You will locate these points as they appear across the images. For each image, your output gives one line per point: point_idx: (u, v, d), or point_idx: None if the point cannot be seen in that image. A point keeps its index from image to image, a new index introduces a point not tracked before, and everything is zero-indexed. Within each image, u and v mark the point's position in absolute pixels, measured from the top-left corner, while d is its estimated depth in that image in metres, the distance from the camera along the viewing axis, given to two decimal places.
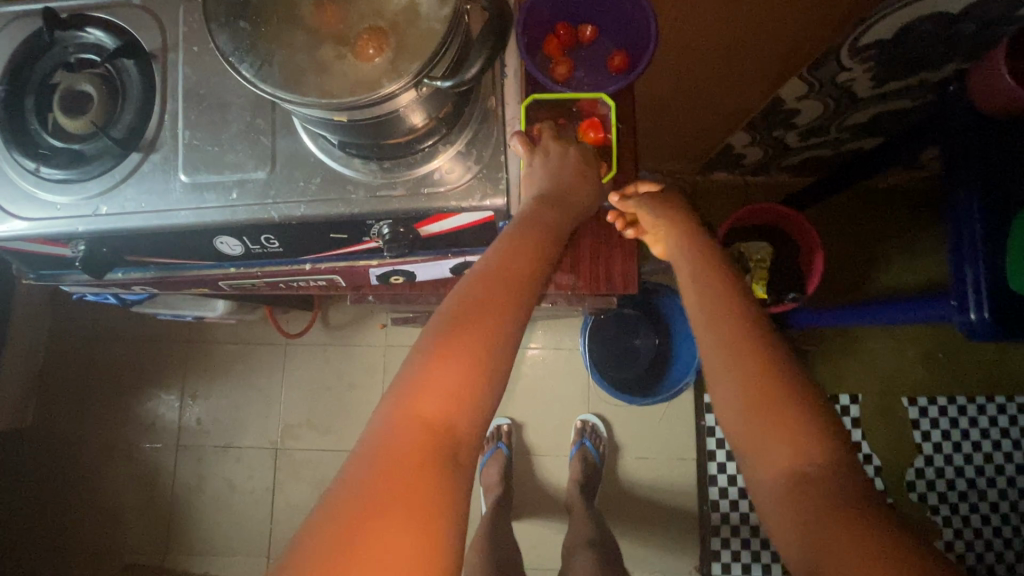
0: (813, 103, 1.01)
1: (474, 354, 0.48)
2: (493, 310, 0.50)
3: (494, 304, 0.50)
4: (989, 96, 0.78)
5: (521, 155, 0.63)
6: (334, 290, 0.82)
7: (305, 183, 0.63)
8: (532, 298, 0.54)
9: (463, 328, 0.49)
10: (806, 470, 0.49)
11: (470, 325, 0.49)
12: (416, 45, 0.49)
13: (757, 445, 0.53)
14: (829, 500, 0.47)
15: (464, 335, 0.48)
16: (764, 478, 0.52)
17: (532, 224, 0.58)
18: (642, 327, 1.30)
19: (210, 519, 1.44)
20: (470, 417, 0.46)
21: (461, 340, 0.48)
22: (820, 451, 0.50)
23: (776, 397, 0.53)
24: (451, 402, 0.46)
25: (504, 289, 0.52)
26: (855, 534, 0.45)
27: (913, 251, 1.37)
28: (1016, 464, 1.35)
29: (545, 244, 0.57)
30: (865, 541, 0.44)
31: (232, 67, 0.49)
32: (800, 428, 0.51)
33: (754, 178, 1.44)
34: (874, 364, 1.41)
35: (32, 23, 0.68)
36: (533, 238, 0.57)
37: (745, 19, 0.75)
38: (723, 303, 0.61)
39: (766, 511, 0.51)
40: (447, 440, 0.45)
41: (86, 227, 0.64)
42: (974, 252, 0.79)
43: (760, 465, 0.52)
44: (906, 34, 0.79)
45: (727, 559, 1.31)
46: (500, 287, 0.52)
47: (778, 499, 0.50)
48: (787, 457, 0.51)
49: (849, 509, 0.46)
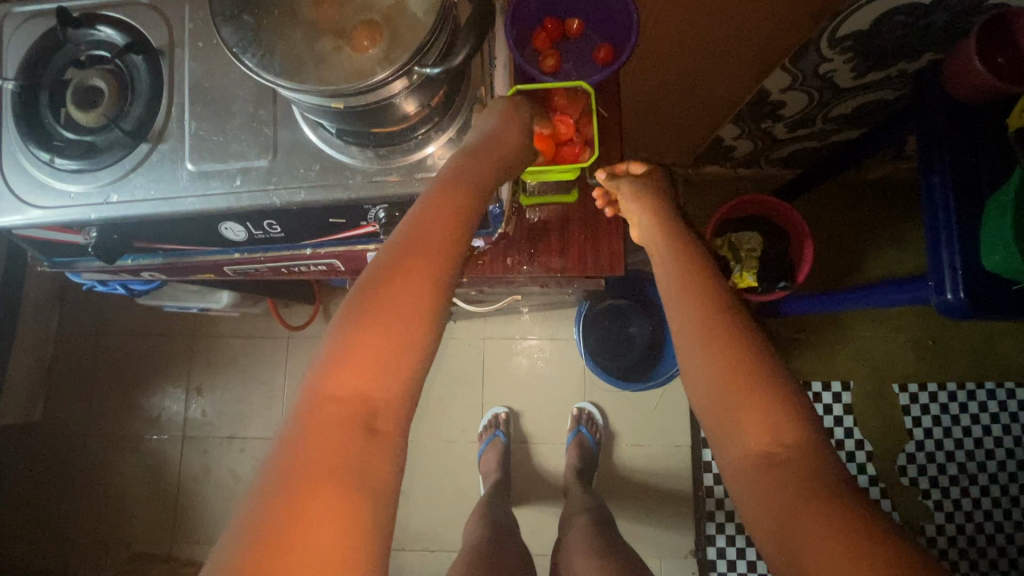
0: (797, 94, 1.04)
1: (384, 334, 0.52)
2: (415, 272, 0.54)
3: (402, 277, 0.54)
4: (961, 83, 0.81)
5: None
6: (334, 275, 0.86)
7: (305, 170, 0.66)
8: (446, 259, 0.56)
9: (392, 290, 0.53)
10: (775, 443, 0.53)
11: (373, 307, 0.53)
12: (408, 35, 0.52)
13: (728, 422, 0.56)
14: (796, 469, 0.51)
15: (398, 296, 0.53)
16: (733, 452, 0.55)
17: (452, 185, 0.59)
18: (636, 316, 1.32)
19: (215, 509, 1.47)
20: None
21: (372, 317, 0.52)
22: (786, 425, 0.53)
23: (746, 371, 0.56)
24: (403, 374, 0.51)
25: (428, 248, 0.55)
26: (817, 500, 0.48)
27: (901, 240, 1.40)
28: (1006, 448, 1.37)
29: (461, 203, 0.58)
30: (826, 506, 0.48)
31: (236, 57, 0.52)
32: (769, 402, 0.54)
33: (744, 171, 1.48)
34: (864, 351, 1.44)
35: (45, 22, 0.72)
36: (451, 198, 0.58)
37: (726, 12, 0.78)
38: (680, 284, 0.65)
39: (736, 482, 0.54)
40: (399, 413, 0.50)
41: (98, 214, 0.68)
42: (950, 235, 0.82)
43: (732, 441, 0.55)
44: (881, 25, 0.82)
45: (722, 543, 1.34)
46: (424, 246, 0.55)
47: (748, 471, 0.53)
48: (757, 430, 0.54)
49: (813, 477, 0.50)
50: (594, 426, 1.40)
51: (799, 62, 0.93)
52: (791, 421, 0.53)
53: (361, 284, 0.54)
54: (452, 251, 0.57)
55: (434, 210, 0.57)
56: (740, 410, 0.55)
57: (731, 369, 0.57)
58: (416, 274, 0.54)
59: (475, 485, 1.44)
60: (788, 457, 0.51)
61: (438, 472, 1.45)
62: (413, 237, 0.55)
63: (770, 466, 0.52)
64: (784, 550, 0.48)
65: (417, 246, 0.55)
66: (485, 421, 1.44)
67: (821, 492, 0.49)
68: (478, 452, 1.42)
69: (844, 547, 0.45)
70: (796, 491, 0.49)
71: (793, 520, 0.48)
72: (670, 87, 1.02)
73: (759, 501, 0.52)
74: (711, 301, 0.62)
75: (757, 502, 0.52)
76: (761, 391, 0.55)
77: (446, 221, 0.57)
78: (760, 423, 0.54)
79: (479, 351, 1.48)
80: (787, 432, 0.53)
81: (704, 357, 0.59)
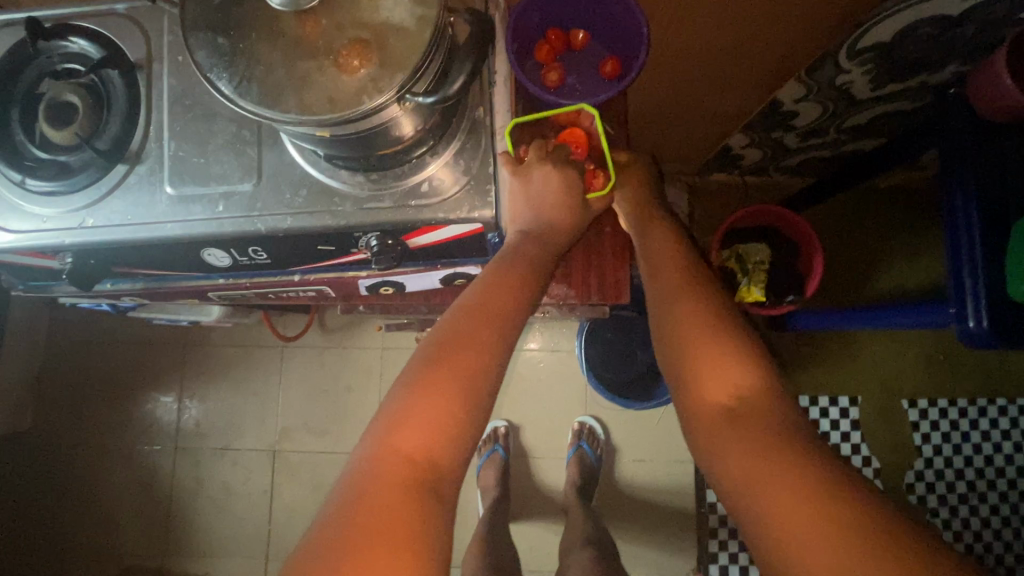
0: (812, 105, 0.99)
1: (447, 404, 0.49)
2: (477, 342, 0.52)
3: (473, 342, 0.52)
4: (989, 100, 0.77)
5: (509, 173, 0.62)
6: (325, 299, 0.82)
7: (292, 196, 0.62)
8: (510, 337, 0.54)
9: (449, 368, 0.50)
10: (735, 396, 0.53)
11: (441, 379, 0.49)
12: (400, 57, 0.48)
13: (696, 380, 0.55)
14: (760, 421, 0.50)
15: (447, 368, 0.50)
16: (699, 408, 0.54)
17: (517, 258, 0.58)
18: (639, 333, 1.26)
19: (208, 521, 1.44)
20: (450, 443, 0.49)
21: (436, 388, 0.49)
22: (749, 379, 0.53)
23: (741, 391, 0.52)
24: (426, 432, 0.48)
25: (493, 319, 0.53)
26: (779, 457, 0.47)
27: (913, 251, 1.35)
28: (1017, 466, 1.34)
29: (528, 277, 0.57)
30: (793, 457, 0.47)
31: (211, 83, 0.48)
32: (736, 359, 0.54)
33: (753, 180, 1.43)
34: (874, 365, 1.40)
35: (16, 32, 0.67)
36: (516, 271, 0.57)
37: (737, 21, 0.73)
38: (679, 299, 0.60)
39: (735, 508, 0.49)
40: (425, 468, 0.48)
41: (72, 240, 0.64)
42: (973, 260, 0.78)
43: (695, 397, 0.55)
44: (903, 37, 0.77)
45: (724, 561, 1.32)
46: (483, 323, 0.53)
47: (711, 425, 0.52)
48: (720, 384, 0.54)
49: (772, 426, 0.49)
50: (595, 441, 1.36)
51: (815, 73, 0.88)
52: (756, 380, 0.53)
53: (415, 361, 0.51)
54: (512, 334, 0.54)
55: (499, 280, 0.55)
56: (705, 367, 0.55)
57: (708, 336, 0.56)
58: (473, 347, 0.51)
59: (473, 500, 1.41)
60: (752, 409, 0.51)
61: None
62: (477, 309, 0.53)
63: (731, 416, 0.51)
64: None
65: (480, 322, 0.53)
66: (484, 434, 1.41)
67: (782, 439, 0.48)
68: (476, 466, 1.40)
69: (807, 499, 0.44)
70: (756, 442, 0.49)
71: (755, 474, 0.47)
72: (676, 97, 0.97)
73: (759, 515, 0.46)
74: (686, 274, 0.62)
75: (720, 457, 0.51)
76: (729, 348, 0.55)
77: (513, 296, 0.55)
78: (728, 376, 0.54)
79: None
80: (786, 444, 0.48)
81: (678, 321, 0.58)
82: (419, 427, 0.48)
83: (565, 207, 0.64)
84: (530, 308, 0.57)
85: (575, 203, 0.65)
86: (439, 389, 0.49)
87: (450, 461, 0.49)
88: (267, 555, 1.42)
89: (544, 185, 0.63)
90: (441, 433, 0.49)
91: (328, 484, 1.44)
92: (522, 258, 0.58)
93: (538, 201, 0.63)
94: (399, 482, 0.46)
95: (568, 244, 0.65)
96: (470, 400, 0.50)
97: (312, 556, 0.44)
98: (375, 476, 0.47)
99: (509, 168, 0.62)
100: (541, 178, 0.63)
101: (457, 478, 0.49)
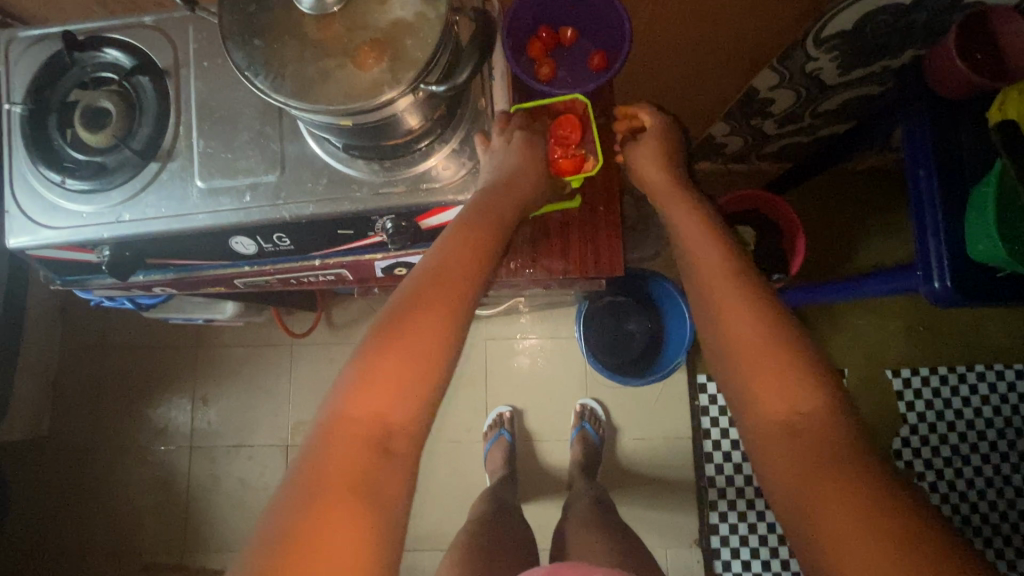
0: (785, 92, 1.07)
1: (417, 357, 0.55)
2: (438, 299, 0.58)
3: (434, 297, 0.58)
4: (943, 80, 0.84)
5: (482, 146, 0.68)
6: (342, 284, 0.88)
7: (313, 184, 0.68)
8: (474, 290, 0.61)
9: (408, 326, 0.56)
10: (793, 405, 0.56)
11: (404, 333, 0.56)
12: (412, 54, 0.54)
13: (752, 390, 0.59)
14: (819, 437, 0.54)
15: (412, 326, 0.56)
16: (761, 424, 0.58)
17: (479, 218, 0.63)
18: (633, 311, 1.34)
19: (225, 517, 1.49)
20: (404, 409, 0.55)
21: (400, 339, 0.56)
22: (812, 396, 0.56)
23: (775, 364, 0.58)
24: (383, 397, 0.54)
25: (452, 279, 0.60)
26: (838, 477, 0.51)
27: (890, 229, 1.43)
28: (998, 429, 1.41)
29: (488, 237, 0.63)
30: (848, 478, 0.51)
31: (248, 80, 0.54)
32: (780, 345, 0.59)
33: (735, 166, 1.50)
34: (859, 338, 1.47)
35: (52, 45, 0.73)
36: (477, 231, 0.63)
37: (710, 16, 0.81)
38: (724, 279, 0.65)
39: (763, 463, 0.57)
40: (378, 432, 0.54)
41: (111, 233, 0.69)
42: (936, 226, 0.85)
43: (756, 406, 0.58)
44: (864, 25, 0.84)
45: (725, 531, 1.38)
46: (447, 280, 0.59)
47: (776, 435, 0.56)
48: (777, 394, 0.57)
49: (836, 456, 0.52)
50: (597, 421, 1.42)
51: (786, 60, 0.95)
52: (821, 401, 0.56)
53: (383, 316, 0.58)
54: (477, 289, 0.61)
55: (460, 243, 0.61)
56: (766, 379, 0.58)
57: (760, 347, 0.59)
58: (436, 311, 0.57)
59: (481, 484, 1.47)
60: (807, 418, 0.55)
61: (445, 472, 1.47)
62: (437, 275, 0.59)
63: (784, 422, 0.56)
64: (799, 545, 0.51)
65: (442, 278, 0.59)
66: (490, 420, 1.46)
67: (835, 448, 0.53)
68: (484, 451, 1.45)
69: (853, 510, 0.49)
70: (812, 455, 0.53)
71: (804, 476, 0.53)
72: (658, 88, 1.05)
73: (788, 471, 0.54)
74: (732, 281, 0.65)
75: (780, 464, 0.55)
76: (788, 357, 0.58)
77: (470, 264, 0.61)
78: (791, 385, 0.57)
79: (482, 352, 1.51)
80: (809, 407, 0.56)
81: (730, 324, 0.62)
82: (374, 391, 0.54)
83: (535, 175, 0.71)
84: (489, 272, 0.63)
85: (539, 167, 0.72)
86: (404, 346, 0.55)
87: None
88: None
89: (506, 151, 0.68)
90: None
91: None
92: (483, 218, 0.64)
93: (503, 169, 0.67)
94: (353, 445, 0.53)
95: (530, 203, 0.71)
96: None
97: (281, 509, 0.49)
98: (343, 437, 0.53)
99: (483, 144, 0.68)
100: (502, 147, 0.68)
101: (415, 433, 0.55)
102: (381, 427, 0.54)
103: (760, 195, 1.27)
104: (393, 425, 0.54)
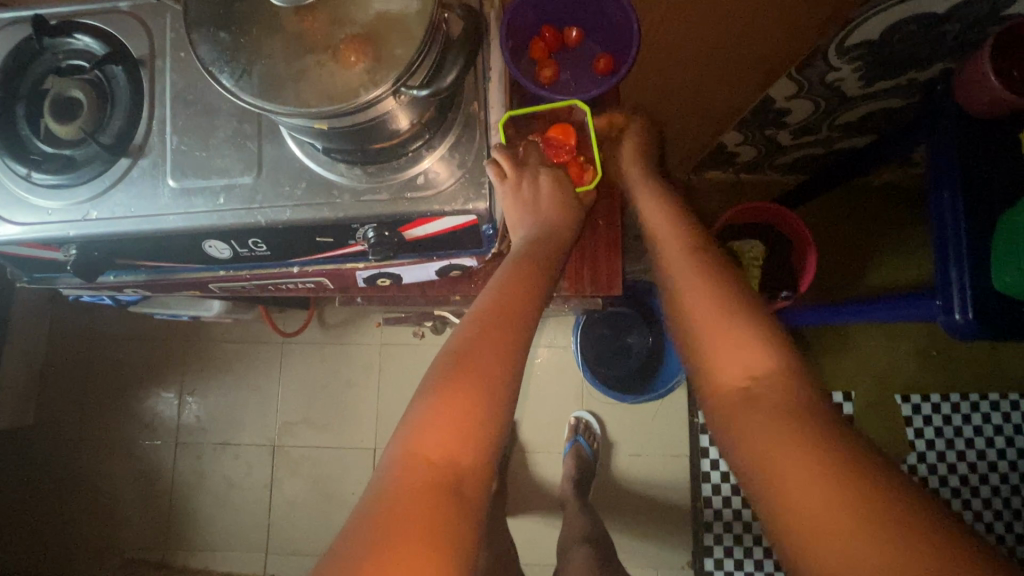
0: (803, 102, 1.01)
1: (467, 406, 0.50)
2: (497, 338, 0.54)
3: (493, 340, 0.53)
4: (974, 95, 0.78)
5: (496, 181, 0.63)
6: (324, 292, 0.84)
7: (291, 188, 0.64)
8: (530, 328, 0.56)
9: (466, 373, 0.51)
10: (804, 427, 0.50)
11: (465, 378, 0.51)
12: (394, 53, 0.49)
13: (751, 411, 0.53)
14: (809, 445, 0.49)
15: (465, 378, 0.51)
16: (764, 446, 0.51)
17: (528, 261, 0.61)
18: (636, 325, 1.29)
19: (209, 516, 1.46)
20: (474, 453, 0.50)
21: (461, 385, 0.51)
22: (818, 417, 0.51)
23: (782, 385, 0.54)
24: (455, 440, 0.50)
25: (509, 320, 0.55)
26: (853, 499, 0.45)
27: (906, 247, 1.37)
28: (1009, 460, 1.35)
29: (542, 276, 0.60)
30: (865, 501, 0.45)
31: (214, 77, 0.50)
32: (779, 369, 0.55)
33: (746, 177, 1.45)
34: (868, 361, 1.41)
35: (24, 30, 0.69)
36: (530, 272, 0.60)
37: (724, 20, 0.75)
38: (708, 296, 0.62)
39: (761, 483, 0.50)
40: (451, 476, 0.49)
41: (76, 232, 0.65)
42: (959, 254, 0.80)
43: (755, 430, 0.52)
44: (891, 35, 0.78)
45: (719, 554, 1.33)
46: (503, 320, 0.55)
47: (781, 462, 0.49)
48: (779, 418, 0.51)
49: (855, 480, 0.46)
50: (591, 436, 1.38)
51: (805, 70, 0.89)
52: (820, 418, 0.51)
53: (436, 368, 0.53)
54: (535, 323, 0.57)
55: (513, 285, 0.58)
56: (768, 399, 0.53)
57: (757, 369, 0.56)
58: (493, 351, 0.53)
59: None
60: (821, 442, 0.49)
61: None
62: (498, 313, 0.55)
63: (747, 397, 0.54)
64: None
65: (498, 321, 0.55)
66: None
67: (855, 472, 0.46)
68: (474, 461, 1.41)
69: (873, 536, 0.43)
70: (823, 497, 0.46)
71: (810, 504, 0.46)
72: (669, 93, 0.99)
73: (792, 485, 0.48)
74: (708, 291, 0.62)
75: (779, 485, 0.49)
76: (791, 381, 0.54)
77: (526, 297, 0.57)
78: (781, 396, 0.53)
79: None
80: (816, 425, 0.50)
81: (717, 344, 0.59)
82: (440, 432, 0.50)
83: (559, 213, 0.69)
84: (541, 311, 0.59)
85: (571, 202, 0.70)
86: (453, 401, 0.50)
87: (470, 467, 0.50)
88: (267, 551, 1.43)
89: (536, 195, 0.68)
90: (465, 439, 0.50)
91: (327, 479, 1.45)
92: (533, 260, 0.62)
93: (532, 206, 0.67)
94: (423, 486, 0.48)
95: (571, 243, 0.68)
96: (490, 410, 0.51)
97: (342, 560, 0.44)
98: (414, 474, 0.48)
99: (498, 176, 0.63)
100: (530, 188, 0.67)
101: (486, 480, 0.50)
102: (446, 471, 0.49)
103: (769, 208, 1.22)
104: (463, 470, 0.49)
